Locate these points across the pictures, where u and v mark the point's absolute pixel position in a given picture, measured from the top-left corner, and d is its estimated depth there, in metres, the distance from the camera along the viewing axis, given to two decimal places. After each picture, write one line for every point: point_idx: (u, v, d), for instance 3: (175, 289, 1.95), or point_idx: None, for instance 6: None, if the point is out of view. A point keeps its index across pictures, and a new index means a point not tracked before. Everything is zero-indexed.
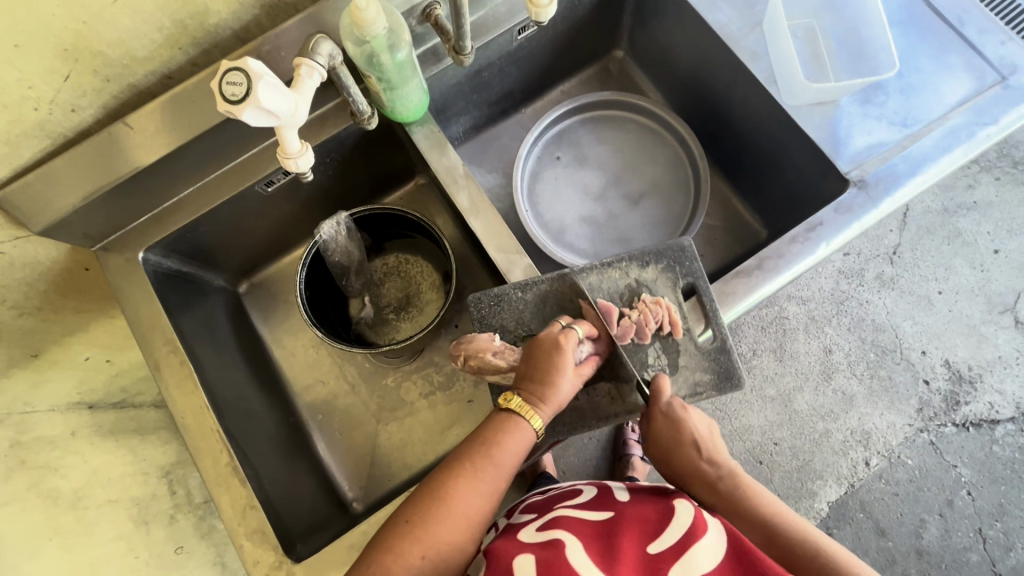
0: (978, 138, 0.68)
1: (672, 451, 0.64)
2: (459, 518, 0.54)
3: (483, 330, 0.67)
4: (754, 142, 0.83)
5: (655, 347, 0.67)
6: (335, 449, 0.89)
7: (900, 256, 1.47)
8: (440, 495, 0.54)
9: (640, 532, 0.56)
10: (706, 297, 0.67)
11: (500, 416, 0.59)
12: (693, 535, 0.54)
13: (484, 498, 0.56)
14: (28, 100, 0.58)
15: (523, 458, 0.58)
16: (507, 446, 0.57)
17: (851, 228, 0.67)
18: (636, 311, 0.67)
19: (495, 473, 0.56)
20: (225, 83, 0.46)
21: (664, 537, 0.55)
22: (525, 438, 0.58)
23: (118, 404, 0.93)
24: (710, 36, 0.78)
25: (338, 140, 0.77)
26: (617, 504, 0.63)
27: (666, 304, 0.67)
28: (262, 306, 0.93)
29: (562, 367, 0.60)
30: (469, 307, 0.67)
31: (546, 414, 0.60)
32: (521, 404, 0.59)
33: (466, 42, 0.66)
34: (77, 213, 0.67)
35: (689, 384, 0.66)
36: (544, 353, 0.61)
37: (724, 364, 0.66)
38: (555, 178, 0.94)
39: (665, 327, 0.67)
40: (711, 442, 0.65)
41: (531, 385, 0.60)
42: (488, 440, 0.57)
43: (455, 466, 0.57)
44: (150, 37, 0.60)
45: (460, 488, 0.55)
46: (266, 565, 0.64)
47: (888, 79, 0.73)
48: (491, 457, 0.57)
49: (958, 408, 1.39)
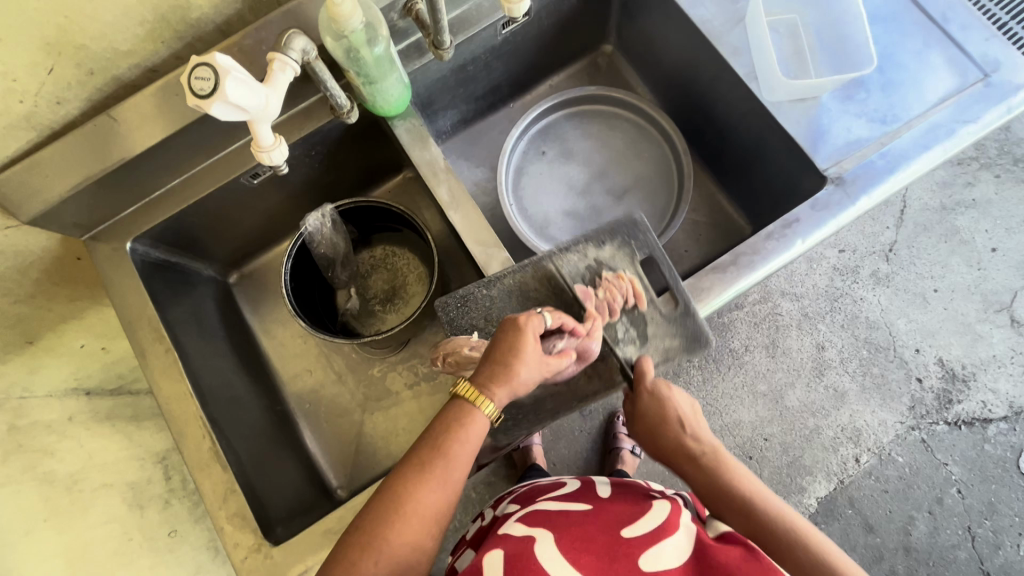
0: (958, 136, 0.68)
1: (656, 425, 0.66)
2: (412, 517, 0.53)
3: (454, 333, 0.68)
4: (737, 138, 0.84)
5: (624, 322, 0.69)
6: (322, 437, 0.91)
7: (896, 253, 1.46)
8: (389, 497, 0.54)
9: (614, 523, 0.56)
10: (664, 265, 0.69)
11: (451, 409, 0.58)
12: (665, 530, 0.54)
13: (438, 494, 0.55)
14: (13, 93, 0.60)
15: (476, 448, 0.58)
16: (458, 440, 0.56)
17: (828, 226, 0.67)
18: (601, 290, 0.69)
19: (446, 468, 0.55)
20: (194, 79, 0.48)
21: (638, 530, 0.55)
22: (479, 428, 0.57)
23: (115, 390, 0.96)
24: (692, 31, 0.78)
25: (322, 133, 0.78)
26: (597, 498, 0.63)
27: (629, 278, 0.69)
28: (251, 297, 0.94)
29: (518, 349, 0.58)
30: (438, 312, 0.68)
31: (498, 399, 0.58)
32: (471, 390, 0.58)
33: (445, 36, 0.67)
34: (65, 204, 0.69)
35: (661, 350, 0.68)
36: (501, 334, 0.60)
37: (691, 326, 0.68)
38: (540, 172, 0.94)
39: (631, 301, 0.69)
40: (695, 421, 0.67)
41: (482, 369, 0.59)
42: (437, 436, 0.57)
43: (407, 467, 0.56)
44: (133, 31, 0.61)
45: (412, 489, 0.54)
46: (245, 548, 0.66)
47: (869, 76, 0.73)
48: (440, 454, 0.56)
49: (951, 406, 1.39)
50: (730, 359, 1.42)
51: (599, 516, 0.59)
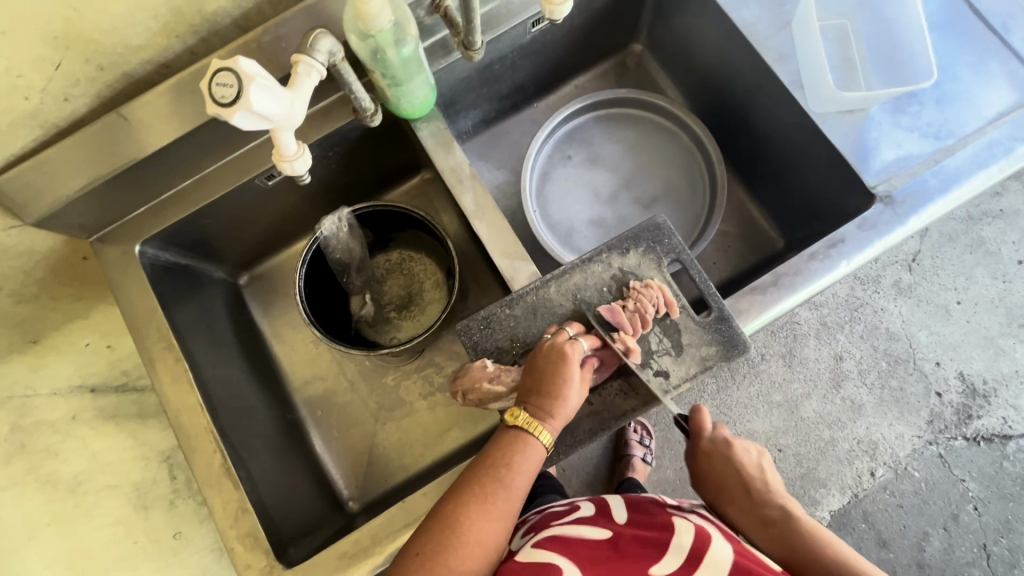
0: (1017, 154, 0.64)
1: (725, 488, 0.67)
2: (473, 546, 0.53)
3: (477, 358, 0.64)
4: (775, 148, 0.80)
5: (656, 332, 0.64)
6: (332, 446, 0.88)
7: (920, 263, 1.42)
8: (450, 523, 0.53)
9: (636, 551, 0.53)
10: (694, 270, 0.65)
11: (509, 434, 0.58)
12: (694, 563, 0.51)
13: (498, 522, 0.55)
14: (18, 89, 0.56)
15: (533, 476, 0.58)
16: (518, 466, 0.57)
17: (874, 246, 0.63)
18: (630, 301, 0.64)
19: (508, 496, 0.56)
20: (214, 84, 0.44)
21: (665, 562, 0.51)
22: (535, 454, 0.57)
23: (120, 387, 0.91)
24: (733, 35, 0.74)
25: (341, 134, 0.74)
26: (613, 518, 0.59)
27: (658, 285, 0.64)
28: (262, 299, 0.91)
29: (571, 377, 0.59)
30: (459, 336, 0.65)
31: (554, 427, 0.58)
32: (528, 420, 0.58)
33: (476, 36, 0.63)
34: (72, 205, 0.65)
35: (698, 359, 0.63)
36: (551, 363, 0.59)
37: (727, 332, 0.63)
38: (566, 177, 0.91)
39: (662, 310, 0.64)
40: (760, 479, 0.67)
41: (538, 398, 0.58)
42: (498, 460, 0.57)
43: (465, 490, 0.56)
44: (146, 25, 0.57)
45: (470, 515, 0.54)
46: (257, 569, 0.63)
47: (923, 87, 0.69)
48: (501, 480, 0.56)
49: (970, 422, 1.36)
50: (746, 368, 1.38)
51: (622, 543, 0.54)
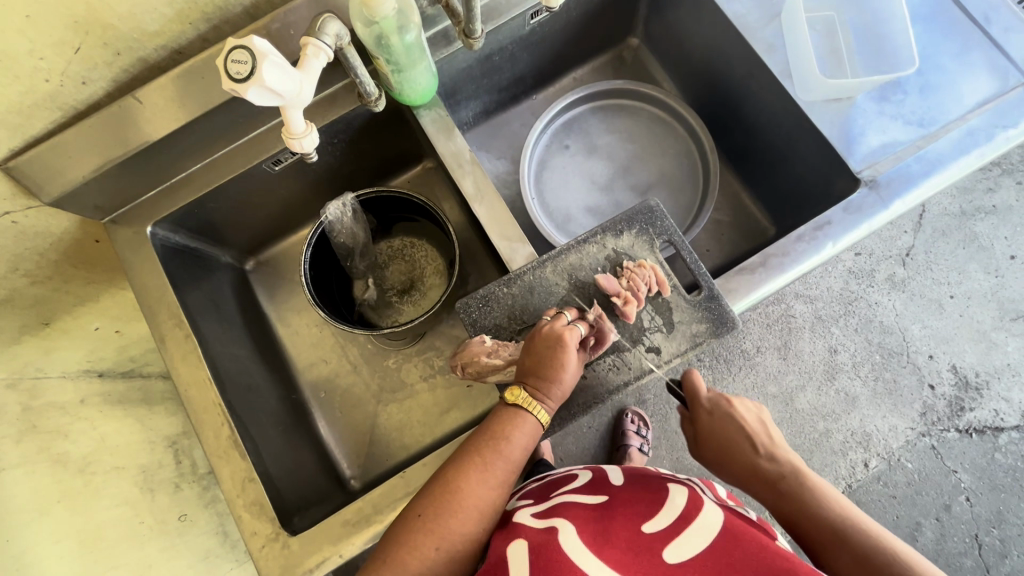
0: (997, 141, 0.66)
1: (725, 445, 0.69)
2: (472, 510, 0.55)
3: (476, 334, 0.67)
4: (765, 136, 0.82)
5: (649, 310, 0.67)
6: (336, 427, 0.90)
7: (913, 258, 1.45)
8: (451, 488, 0.56)
9: (632, 513, 0.52)
10: (685, 251, 0.67)
11: (507, 410, 0.61)
12: (687, 518, 0.50)
13: (496, 490, 0.57)
14: (39, 72, 0.59)
15: (529, 450, 0.60)
16: (516, 439, 0.59)
17: (859, 229, 0.66)
18: (624, 279, 0.67)
19: (505, 466, 0.58)
20: (230, 61, 0.47)
21: (658, 519, 0.51)
22: (532, 431, 0.60)
23: (126, 372, 0.95)
24: (726, 26, 0.77)
25: (346, 121, 0.77)
26: (612, 486, 0.59)
27: (650, 265, 0.67)
28: (269, 284, 0.93)
29: (570, 362, 0.61)
30: (459, 313, 0.67)
31: (551, 407, 0.61)
32: (528, 399, 0.60)
33: (477, 25, 0.66)
34: (88, 185, 0.68)
35: (688, 336, 0.66)
36: (551, 349, 0.61)
37: (717, 310, 0.65)
38: (563, 166, 0.93)
39: (654, 289, 0.66)
40: (768, 440, 0.69)
41: (536, 380, 0.61)
42: (496, 432, 0.59)
43: (464, 458, 0.58)
44: (161, 11, 0.60)
45: (469, 481, 0.56)
46: (263, 537, 0.65)
47: (907, 77, 0.71)
48: (499, 451, 0.58)
49: (962, 414, 1.38)
50: (742, 359, 1.40)
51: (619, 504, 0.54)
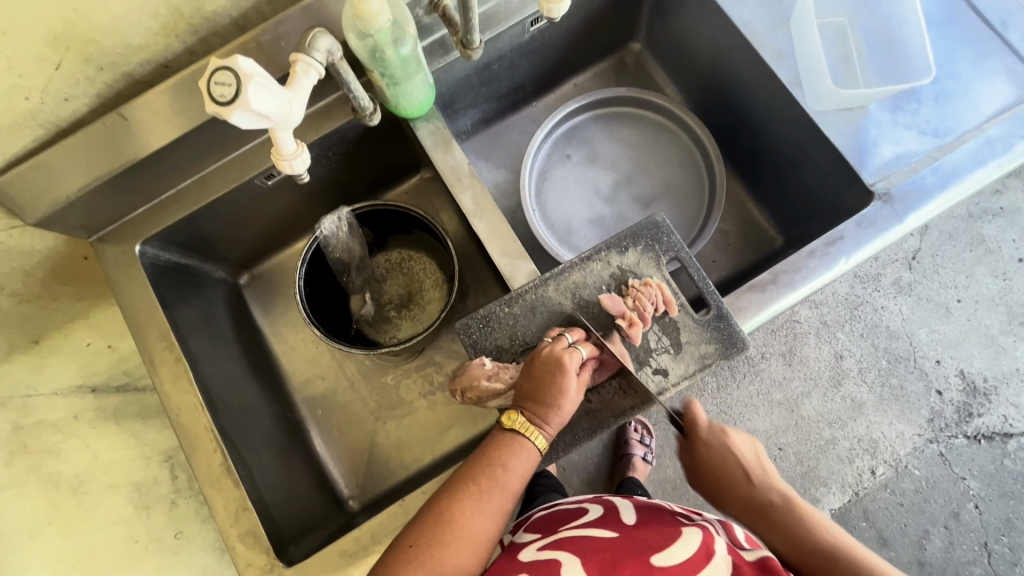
0: (1016, 151, 0.64)
1: (722, 477, 0.66)
2: (466, 541, 0.53)
3: (477, 356, 0.64)
4: (774, 145, 0.80)
5: (656, 330, 0.64)
6: (333, 445, 0.88)
7: (920, 261, 1.42)
8: (444, 518, 0.54)
9: (642, 549, 0.50)
10: (693, 269, 0.65)
11: (504, 435, 0.58)
12: (699, 559, 0.48)
13: (492, 520, 0.55)
14: (18, 89, 0.56)
15: (527, 476, 0.58)
16: (513, 467, 0.57)
17: (873, 245, 0.64)
18: (629, 299, 0.64)
19: (502, 495, 0.56)
20: (213, 83, 0.45)
21: (669, 555, 0.49)
22: (529, 458, 0.58)
23: (121, 386, 0.89)
24: (732, 33, 0.74)
25: (340, 133, 0.74)
26: (622, 520, 0.57)
27: (657, 283, 0.65)
28: (263, 299, 0.91)
29: (569, 388, 0.58)
30: (458, 333, 0.65)
31: (550, 434, 0.59)
32: (525, 424, 0.58)
33: (475, 35, 0.63)
34: (73, 204, 0.66)
35: (697, 358, 0.63)
36: (550, 373, 0.59)
37: (726, 330, 0.63)
38: (564, 176, 0.91)
39: (661, 308, 0.64)
40: (761, 473, 0.67)
41: (534, 404, 0.58)
42: (493, 459, 0.57)
43: (459, 485, 0.56)
44: (145, 25, 0.57)
45: (464, 510, 0.54)
46: (257, 568, 0.63)
47: (921, 85, 0.69)
48: (495, 479, 0.56)
49: (971, 420, 1.36)
50: (746, 366, 1.38)
51: (630, 540, 0.52)
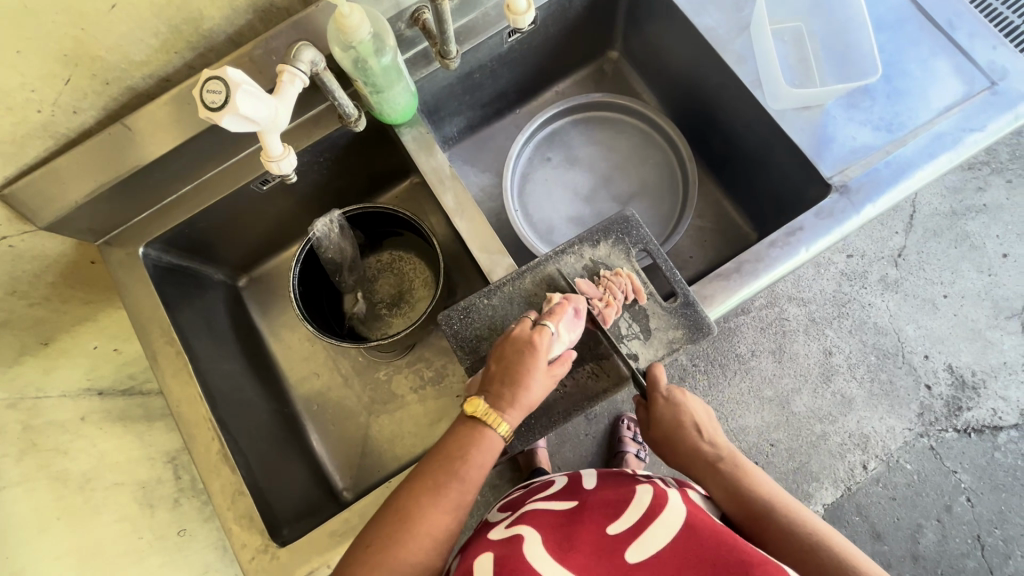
0: (964, 144, 0.68)
1: (674, 434, 0.69)
2: (425, 537, 0.55)
3: (458, 344, 0.68)
4: (742, 144, 0.84)
5: (626, 317, 0.68)
6: (328, 439, 0.91)
7: (905, 258, 1.45)
8: (404, 515, 0.56)
9: (597, 517, 0.53)
10: (660, 259, 0.69)
11: (468, 426, 0.61)
12: (649, 515, 0.51)
13: (450, 514, 0.57)
14: (31, 103, 0.61)
15: (489, 468, 0.61)
16: (475, 458, 0.59)
17: (831, 234, 0.67)
18: (601, 287, 0.68)
19: (460, 488, 0.58)
20: (205, 91, 0.50)
21: (623, 520, 0.52)
22: (491, 447, 0.60)
23: (126, 390, 0.95)
24: (698, 38, 0.78)
25: (330, 140, 0.79)
26: (584, 489, 0.60)
27: (627, 273, 0.68)
28: (261, 300, 0.96)
29: (535, 370, 0.61)
30: (441, 326, 0.69)
31: (513, 418, 0.61)
32: (488, 411, 0.60)
33: (451, 46, 0.68)
34: (80, 209, 0.70)
35: (665, 342, 0.67)
36: (518, 357, 0.61)
37: (693, 316, 0.67)
38: (546, 178, 0.95)
39: (631, 296, 0.68)
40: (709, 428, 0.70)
41: (500, 390, 0.61)
42: (455, 454, 0.60)
43: (420, 484, 0.58)
44: (147, 42, 0.63)
45: (424, 506, 0.56)
46: (253, 549, 0.67)
47: (874, 84, 0.73)
48: (455, 473, 0.58)
49: (960, 414, 1.38)
50: (736, 364, 1.41)
51: (589, 507, 0.55)
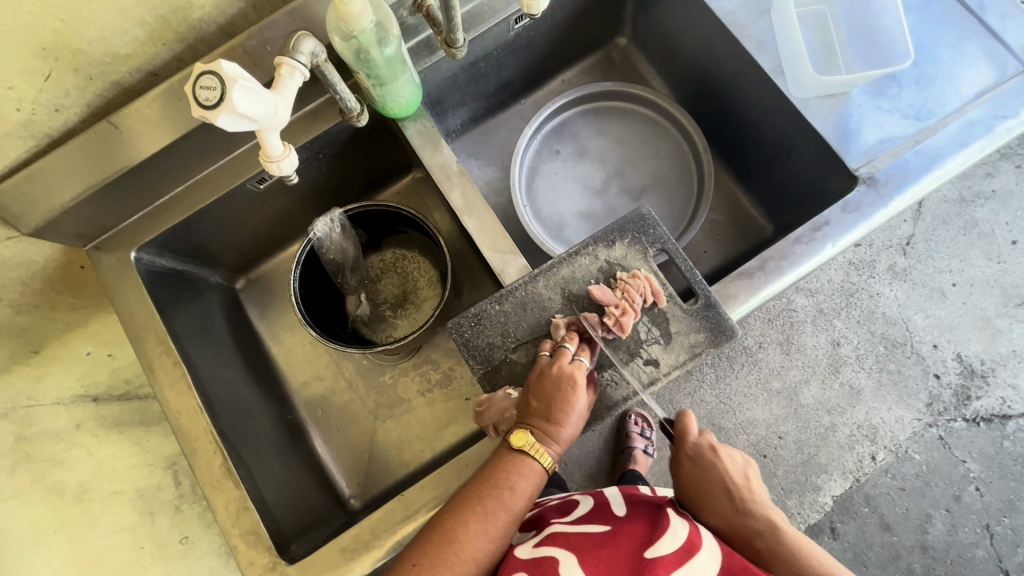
0: (997, 132, 0.64)
1: (707, 504, 0.64)
2: (468, 563, 0.53)
3: (470, 353, 0.65)
4: (760, 134, 0.80)
5: (645, 321, 0.65)
6: (334, 446, 0.88)
7: (914, 246, 1.43)
8: (450, 538, 0.53)
9: (633, 545, 0.51)
10: (679, 259, 0.66)
11: (511, 454, 0.58)
12: (690, 550, 0.49)
13: (494, 542, 0.55)
14: (9, 101, 0.57)
15: (533, 497, 0.58)
16: (520, 487, 0.56)
17: (860, 229, 0.64)
18: (618, 291, 0.65)
19: (507, 517, 0.55)
20: (199, 87, 0.46)
21: (661, 546, 0.49)
22: (537, 479, 0.58)
23: (122, 395, 0.86)
24: (714, 23, 0.75)
25: (329, 136, 0.75)
26: (613, 516, 0.58)
27: (645, 275, 0.65)
28: (260, 302, 0.92)
29: (577, 405, 0.60)
30: (452, 334, 0.65)
31: (556, 452, 0.60)
32: (535, 445, 0.58)
33: (458, 34, 0.64)
34: (67, 213, 0.66)
35: (687, 347, 0.64)
36: (560, 390, 0.60)
37: (715, 319, 0.64)
38: (554, 171, 0.91)
39: (649, 299, 0.65)
40: (748, 493, 0.64)
41: (545, 422, 0.59)
42: (501, 480, 0.56)
43: (464, 505, 0.55)
44: (132, 34, 0.58)
45: (469, 532, 0.54)
46: (260, 566, 0.64)
47: (901, 70, 0.69)
48: (503, 500, 0.55)
49: (969, 403, 1.36)
50: (743, 356, 1.38)
51: (621, 534, 0.53)
